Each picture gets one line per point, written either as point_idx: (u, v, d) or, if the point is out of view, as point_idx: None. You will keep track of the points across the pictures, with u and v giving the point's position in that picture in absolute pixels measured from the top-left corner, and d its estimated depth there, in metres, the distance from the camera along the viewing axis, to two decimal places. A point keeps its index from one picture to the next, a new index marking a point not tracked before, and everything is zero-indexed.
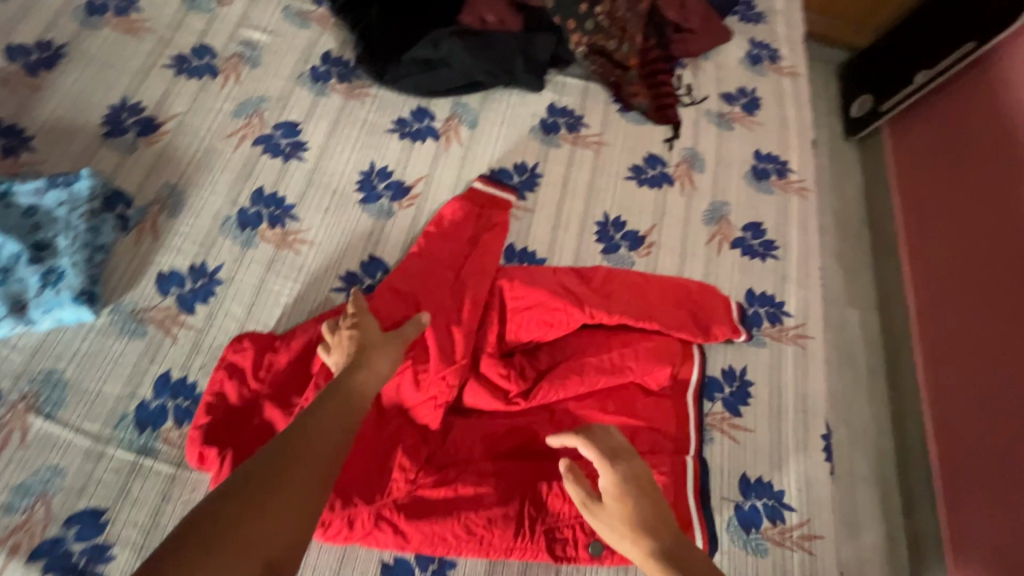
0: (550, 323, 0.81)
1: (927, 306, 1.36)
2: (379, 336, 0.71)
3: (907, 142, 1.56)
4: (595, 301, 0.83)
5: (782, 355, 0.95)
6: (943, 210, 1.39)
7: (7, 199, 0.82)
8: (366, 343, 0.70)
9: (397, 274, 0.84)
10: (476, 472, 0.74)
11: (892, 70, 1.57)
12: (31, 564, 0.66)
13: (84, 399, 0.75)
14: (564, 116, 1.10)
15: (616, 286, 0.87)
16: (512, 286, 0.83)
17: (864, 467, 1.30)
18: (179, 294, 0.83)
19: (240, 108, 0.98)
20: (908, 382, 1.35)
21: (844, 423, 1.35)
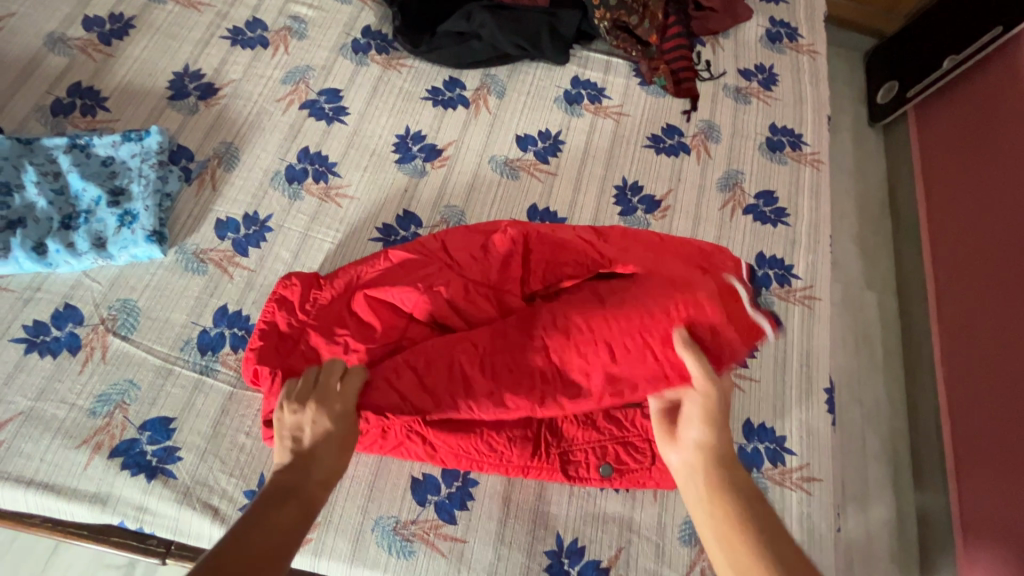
0: (570, 265, 0.88)
1: (942, 288, 1.39)
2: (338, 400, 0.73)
3: (930, 127, 1.58)
4: (613, 246, 0.89)
5: (789, 314, 1.00)
6: (962, 191, 1.41)
7: (89, 151, 0.92)
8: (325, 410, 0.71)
9: (446, 236, 0.90)
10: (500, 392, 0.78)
11: (919, 54, 1.59)
12: (112, 459, 0.76)
13: (154, 325, 0.85)
14: (586, 88, 1.16)
15: (631, 236, 0.92)
16: (533, 235, 0.89)
17: (877, 444, 1.35)
18: (234, 239, 0.92)
19: (288, 76, 1.07)
20: (923, 364, 1.39)
21: (857, 400, 1.39)
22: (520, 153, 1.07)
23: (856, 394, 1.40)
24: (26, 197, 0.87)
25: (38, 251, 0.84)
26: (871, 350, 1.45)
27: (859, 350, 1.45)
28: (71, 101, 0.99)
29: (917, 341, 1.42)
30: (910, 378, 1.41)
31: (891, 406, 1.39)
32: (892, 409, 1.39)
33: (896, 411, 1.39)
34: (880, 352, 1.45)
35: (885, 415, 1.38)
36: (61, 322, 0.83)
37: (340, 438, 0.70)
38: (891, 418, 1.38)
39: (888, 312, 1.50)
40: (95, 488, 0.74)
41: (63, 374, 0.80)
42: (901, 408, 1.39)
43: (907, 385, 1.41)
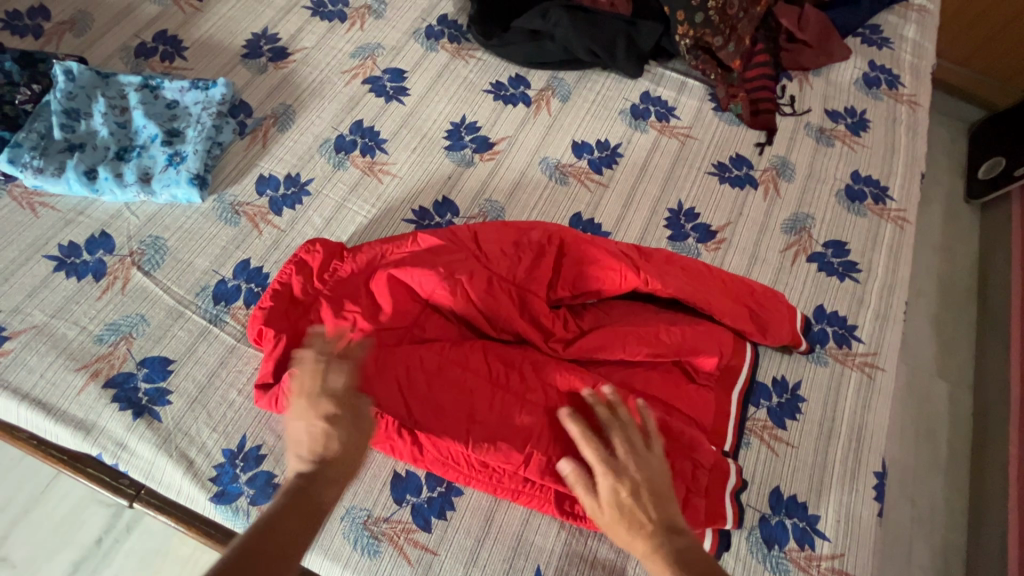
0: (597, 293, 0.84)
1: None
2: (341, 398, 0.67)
3: None
4: (652, 274, 0.82)
5: (844, 379, 0.89)
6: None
7: (157, 93, 0.96)
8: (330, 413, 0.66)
9: (479, 228, 0.86)
10: (511, 409, 0.72)
11: None
12: (105, 390, 0.75)
13: (177, 266, 0.85)
14: (656, 105, 1.10)
15: (673, 267, 0.85)
16: (571, 244, 0.83)
17: (926, 555, 1.18)
18: (272, 197, 0.92)
19: (358, 51, 1.08)
20: (996, 477, 1.22)
21: (909, 499, 1.24)
22: (573, 159, 1.02)
23: (908, 493, 1.24)
24: (91, 125, 0.91)
25: (89, 176, 0.86)
26: (935, 446, 1.29)
27: (919, 444, 1.29)
28: (154, 46, 1.03)
29: (993, 451, 1.26)
30: (977, 488, 1.24)
31: (949, 514, 1.23)
32: (950, 518, 1.23)
33: (955, 524, 1.22)
34: (944, 450, 1.29)
35: (940, 524, 1.22)
36: (92, 248, 0.84)
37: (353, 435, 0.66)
38: (947, 528, 1.21)
39: (960, 408, 1.34)
40: (82, 415, 0.74)
41: (82, 297, 0.80)
42: (961, 520, 1.23)
43: (971, 495, 1.25)
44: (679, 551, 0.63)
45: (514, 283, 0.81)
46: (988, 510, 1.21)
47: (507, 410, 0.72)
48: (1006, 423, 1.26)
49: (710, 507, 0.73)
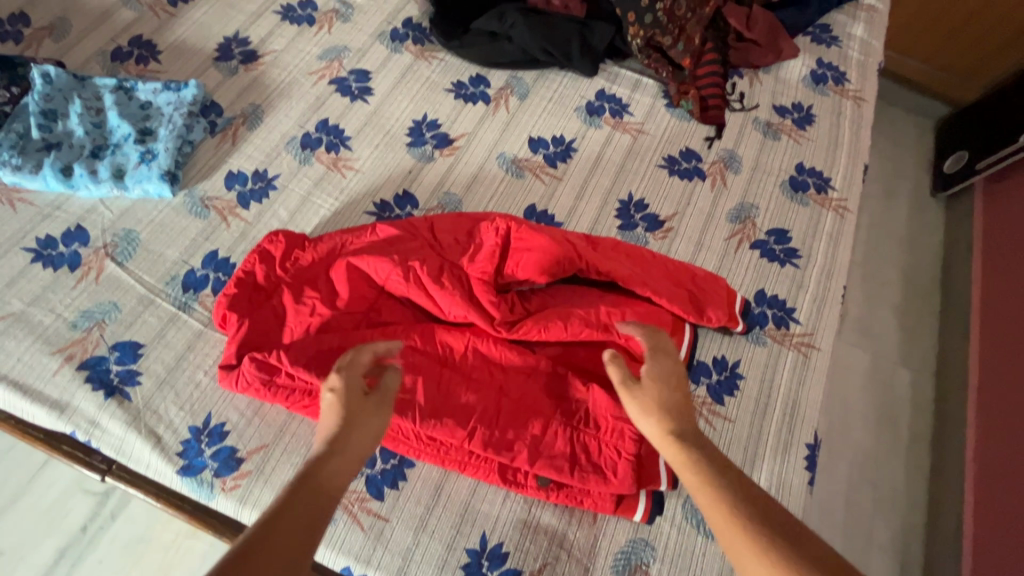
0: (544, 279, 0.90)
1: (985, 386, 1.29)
2: (363, 402, 0.65)
3: (996, 207, 1.50)
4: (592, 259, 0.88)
5: (781, 358, 0.94)
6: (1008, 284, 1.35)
7: (131, 94, 1.01)
8: (349, 412, 0.64)
9: (434, 221, 0.92)
10: (457, 388, 0.79)
11: (994, 126, 1.52)
12: (78, 372, 0.80)
13: (149, 257, 0.90)
14: (610, 102, 1.16)
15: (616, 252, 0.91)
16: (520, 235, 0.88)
17: (885, 533, 1.24)
18: (240, 191, 0.97)
19: (325, 53, 1.14)
20: (952, 459, 1.28)
21: (870, 481, 1.29)
22: (529, 153, 1.08)
23: (870, 476, 1.30)
24: (68, 125, 0.96)
25: (65, 173, 0.91)
26: (895, 432, 1.35)
27: (882, 430, 1.35)
28: (129, 50, 1.09)
29: (949, 435, 1.31)
30: (936, 471, 1.31)
31: (910, 497, 1.29)
32: (911, 500, 1.29)
33: (914, 507, 1.28)
34: (906, 436, 1.35)
35: (902, 505, 1.28)
36: (68, 240, 0.89)
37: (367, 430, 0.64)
38: (907, 511, 1.27)
39: (921, 395, 1.40)
40: (57, 395, 0.79)
41: (57, 287, 0.85)
42: (922, 504, 1.29)
43: (931, 479, 1.31)
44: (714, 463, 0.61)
45: (463, 271, 0.86)
46: (945, 491, 1.27)
47: (452, 388, 0.79)
48: (961, 408, 1.32)
49: (643, 473, 0.77)
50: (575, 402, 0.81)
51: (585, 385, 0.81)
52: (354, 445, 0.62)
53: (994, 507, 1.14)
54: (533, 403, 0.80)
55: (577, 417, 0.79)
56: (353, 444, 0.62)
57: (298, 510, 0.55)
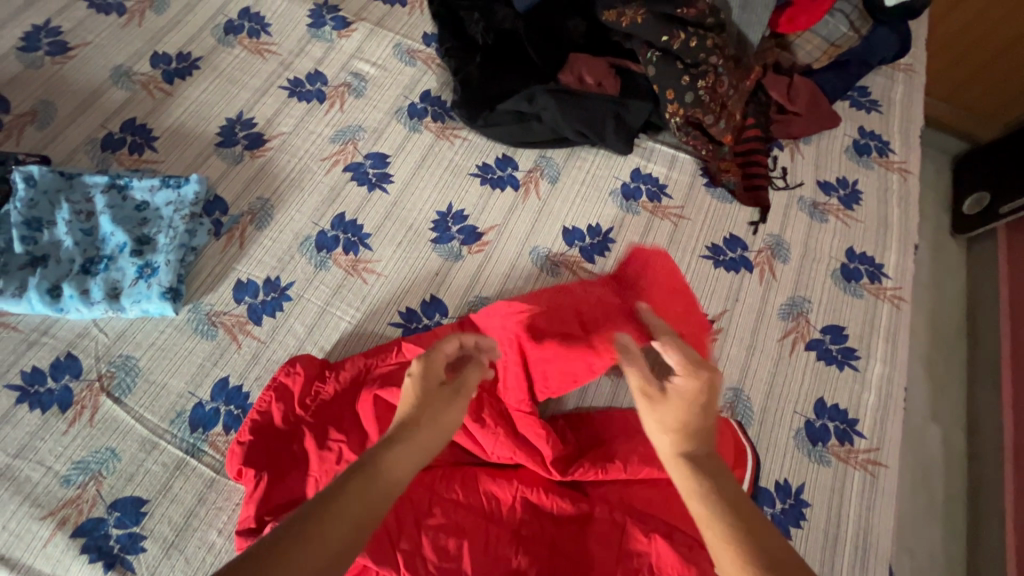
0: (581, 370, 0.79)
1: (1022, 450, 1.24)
2: (438, 390, 0.61)
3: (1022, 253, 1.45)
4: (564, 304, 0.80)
5: (848, 480, 0.86)
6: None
7: (126, 192, 0.90)
8: (423, 398, 0.60)
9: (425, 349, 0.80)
10: (508, 548, 0.71)
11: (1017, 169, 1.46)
12: (73, 540, 0.70)
13: (150, 389, 0.80)
14: (647, 183, 1.07)
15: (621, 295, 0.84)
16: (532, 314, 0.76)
17: None
18: (251, 304, 0.88)
19: (338, 134, 1.04)
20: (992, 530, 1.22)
21: (909, 548, 1.22)
22: (564, 247, 0.99)
23: (908, 542, 1.23)
24: (54, 234, 0.85)
25: (52, 294, 0.81)
26: (931, 492, 1.29)
27: (917, 494, 1.28)
28: (122, 137, 0.99)
29: (987, 501, 1.26)
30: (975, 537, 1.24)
31: (949, 563, 1.22)
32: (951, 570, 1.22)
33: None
34: (941, 494, 1.29)
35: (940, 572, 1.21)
36: (58, 373, 0.79)
37: (440, 418, 0.59)
38: None
39: (954, 450, 1.34)
40: (49, 570, 0.69)
41: (47, 432, 0.75)
42: (960, 569, 1.22)
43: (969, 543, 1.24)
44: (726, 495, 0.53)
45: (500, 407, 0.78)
46: (989, 565, 1.19)
47: (502, 548, 0.71)
48: (999, 469, 1.27)
49: None
50: (637, 557, 0.71)
51: (647, 535, 0.72)
52: (428, 438, 0.57)
53: None
54: (592, 560, 0.71)
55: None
56: (424, 431, 0.57)
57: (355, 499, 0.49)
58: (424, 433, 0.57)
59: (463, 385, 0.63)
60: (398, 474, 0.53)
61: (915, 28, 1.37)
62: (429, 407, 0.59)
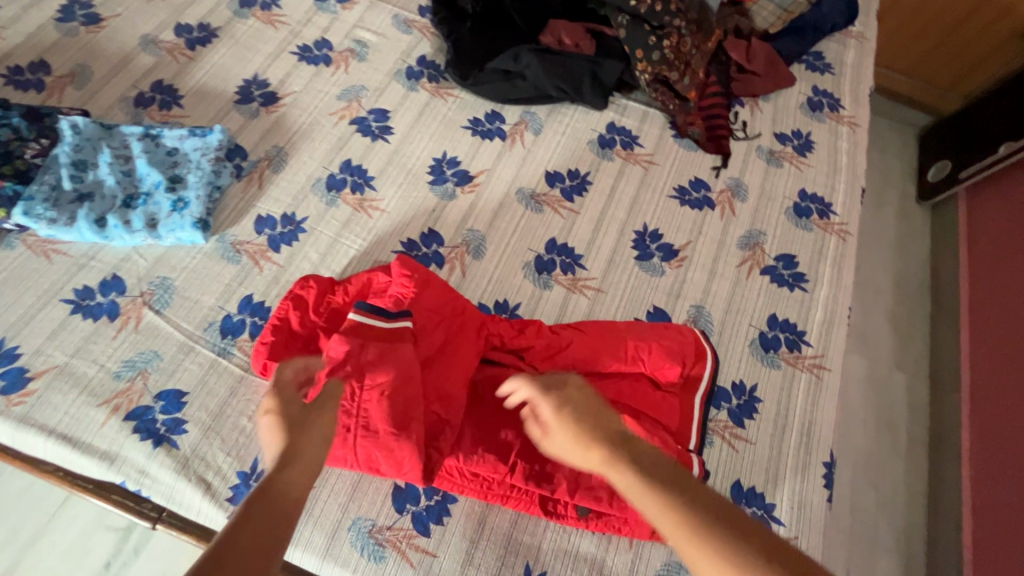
0: (445, 427, 0.78)
1: (978, 389, 1.36)
2: (300, 411, 0.66)
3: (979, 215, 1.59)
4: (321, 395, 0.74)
5: (795, 380, 0.99)
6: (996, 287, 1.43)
7: (158, 141, 1.03)
8: (291, 420, 0.64)
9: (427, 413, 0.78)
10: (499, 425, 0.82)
11: (971, 136, 1.60)
12: (125, 422, 0.82)
13: (185, 304, 0.92)
14: (621, 134, 1.20)
15: (425, 279, 0.86)
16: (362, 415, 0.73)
17: (888, 535, 1.30)
18: (271, 235, 1.00)
19: (344, 93, 1.16)
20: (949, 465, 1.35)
21: (871, 484, 1.35)
22: (547, 188, 1.12)
23: (869, 477, 1.36)
24: (98, 174, 0.97)
25: (99, 224, 0.93)
26: (895, 441, 1.41)
27: (881, 434, 1.41)
28: (151, 95, 1.11)
29: (947, 437, 1.38)
30: (934, 473, 1.37)
31: (909, 495, 1.36)
32: (910, 500, 1.35)
33: (915, 504, 1.35)
34: (904, 438, 1.41)
35: (902, 503, 1.34)
36: (105, 290, 0.91)
37: (318, 421, 0.65)
38: (908, 511, 1.34)
39: (916, 398, 1.47)
40: (106, 446, 0.80)
41: (98, 337, 0.87)
42: (921, 500, 1.35)
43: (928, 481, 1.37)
44: (635, 454, 0.61)
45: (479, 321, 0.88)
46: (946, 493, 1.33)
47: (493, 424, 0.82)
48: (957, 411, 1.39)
49: None
50: None
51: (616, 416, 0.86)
52: (309, 447, 0.62)
53: (994, 508, 1.21)
54: None
55: None
56: (300, 447, 0.62)
57: (265, 528, 0.52)
58: (307, 438, 0.63)
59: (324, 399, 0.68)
60: (293, 484, 0.58)
61: (864, 0, 1.51)
62: (299, 421, 0.64)
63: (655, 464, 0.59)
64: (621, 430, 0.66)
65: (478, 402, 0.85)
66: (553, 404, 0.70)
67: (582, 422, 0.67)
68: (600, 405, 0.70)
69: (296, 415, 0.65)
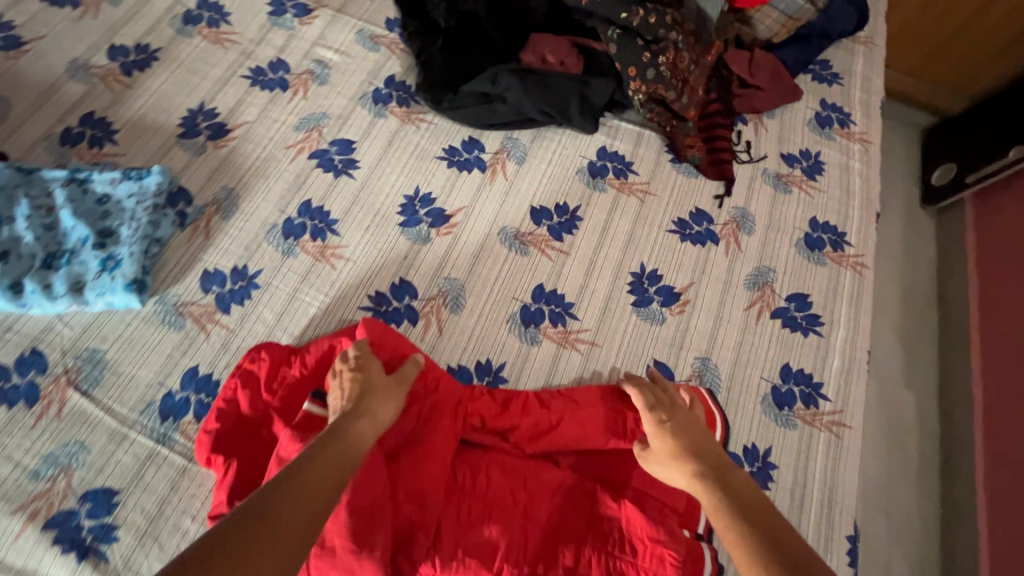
0: (418, 530, 0.68)
1: (992, 409, 1.25)
2: (382, 379, 0.73)
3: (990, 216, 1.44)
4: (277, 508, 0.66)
5: (813, 441, 0.89)
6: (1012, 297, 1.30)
7: (86, 186, 0.89)
8: (370, 385, 0.71)
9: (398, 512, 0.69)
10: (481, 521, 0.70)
11: (984, 136, 1.45)
12: (44, 532, 0.70)
13: (118, 382, 0.80)
14: (613, 161, 1.08)
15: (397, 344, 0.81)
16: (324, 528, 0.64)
17: (902, 568, 1.18)
18: (219, 293, 0.88)
19: (303, 122, 1.04)
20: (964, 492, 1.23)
21: (884, 514, 1.23)
22: (532, 226, 1.00)
23: (881, 505, 1.24)
24: (14, 230, 0.84)
25: (14, 290, 0.80)
26: (905, 456, 1.29)
27: (891, 455, 1.29)
28: (81, 131, 0.97)
29: (958, 463, 1.26)
30: (947, 497, 1.25)
31: (923, 527, 1.23)
32: (925, 531, 1.23)
33: (929, 532, 1.23)
34: (914, 459, 1.29)
35: (917, 538, 1.22)
36: (23, 369, 0.79)
37: (387, 386, 0.72)
38: (920, 540, 1.22)
39: (926, 418, 1.34)
40: (21, 563, 0.69)
41: (14, 427, 0.75)
42: (935, 530, 1.24)
43: (941, 507, 1.26)
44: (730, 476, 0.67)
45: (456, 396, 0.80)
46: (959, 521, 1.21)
47: (476, 519, 0.70)
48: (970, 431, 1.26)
49: None
50: (606, 522, 0.74)
51: (616, 502, 0.75)
52: (381, 407, 0.69)
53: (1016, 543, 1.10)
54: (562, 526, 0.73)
55: (607, 538, 0.72)
56: (372, 407, 0.68)
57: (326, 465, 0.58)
58: (382, 404, 0.69)
59: (406, 381, 0.74)
60: (361, 439, 0.64)
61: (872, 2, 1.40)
62: (374, 382, 0.71)
63: (747, 492, 0.64)
64: (719, 455, 0.72)
65: (457, 491, 0.73)
66: (655, 421, 0.76)
67: (684, 440, 0.73)
68: (699, 429, 0.76)
69: (374, 380, 0.72)
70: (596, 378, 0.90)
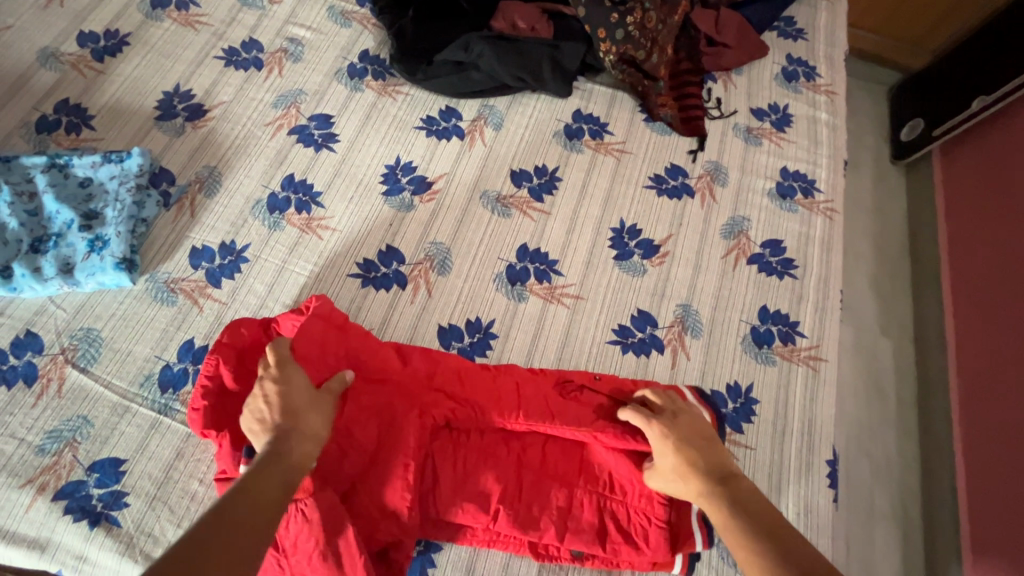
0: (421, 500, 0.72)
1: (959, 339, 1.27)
2: (309, 396, 0.68)
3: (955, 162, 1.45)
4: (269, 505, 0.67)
5: (792, 375, 0.93)
6: (976, 225, 1.31)
7: (67, 171, 0.90)
8: (294, 405, 0.66)
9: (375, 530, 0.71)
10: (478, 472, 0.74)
11: (947, 83, 1.45)
12: (55, 502, 0.72)
13: (115, 357, 0.81)
14: (589, 123, 1.11)
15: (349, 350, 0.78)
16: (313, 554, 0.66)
17: (885, 502, 1.22)
18: (209, 269, 0.89)
19: (280, 99, 1.05)
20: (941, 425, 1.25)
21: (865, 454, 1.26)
22: (513, 189, 1.03)
23: (863, 447, 1.27)
24: None
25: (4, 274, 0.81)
26: (885, 404, 1.32)
27: (870, 402, 1.31)
28: (57, 118, 0.97)
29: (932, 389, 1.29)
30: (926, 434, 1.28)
31: (903, 461, 1.27)
32: (905, 464, 1.26)
33: (909, 468, 1.26)
34: (893, 404, 1.32)
35: (896, 469, 1.25)
36: (19, 351, 0.80)
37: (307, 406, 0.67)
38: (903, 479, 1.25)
39: (902, 360, 1.37)
40: (35, 533, 0.71)
41: (16, 406, 0.77)
42: (915, 463, 1.27)
43: (920, 441, 1.29)
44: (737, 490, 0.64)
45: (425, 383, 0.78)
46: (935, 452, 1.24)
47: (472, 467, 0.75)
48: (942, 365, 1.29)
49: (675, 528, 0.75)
50: (596, 463, 0.78)
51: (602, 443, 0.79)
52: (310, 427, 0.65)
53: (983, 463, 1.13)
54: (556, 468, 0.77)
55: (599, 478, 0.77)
56: (302, 435, 0.64)
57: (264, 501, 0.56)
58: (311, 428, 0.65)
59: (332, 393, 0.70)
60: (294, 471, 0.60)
61: None
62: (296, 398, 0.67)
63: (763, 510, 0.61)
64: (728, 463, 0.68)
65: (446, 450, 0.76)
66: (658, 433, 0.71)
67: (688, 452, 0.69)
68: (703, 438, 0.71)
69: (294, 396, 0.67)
70: (583, 329, 0.93)
